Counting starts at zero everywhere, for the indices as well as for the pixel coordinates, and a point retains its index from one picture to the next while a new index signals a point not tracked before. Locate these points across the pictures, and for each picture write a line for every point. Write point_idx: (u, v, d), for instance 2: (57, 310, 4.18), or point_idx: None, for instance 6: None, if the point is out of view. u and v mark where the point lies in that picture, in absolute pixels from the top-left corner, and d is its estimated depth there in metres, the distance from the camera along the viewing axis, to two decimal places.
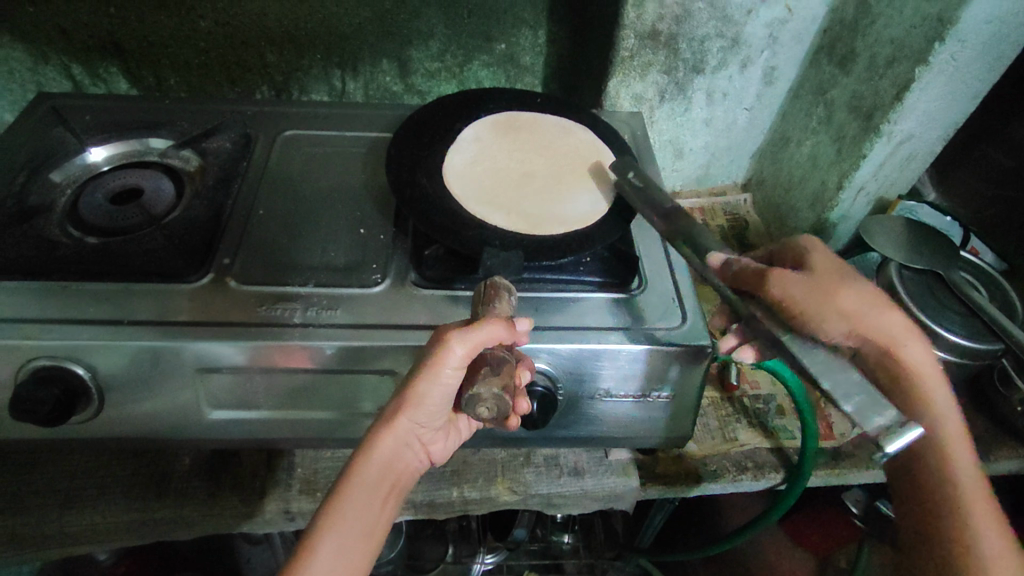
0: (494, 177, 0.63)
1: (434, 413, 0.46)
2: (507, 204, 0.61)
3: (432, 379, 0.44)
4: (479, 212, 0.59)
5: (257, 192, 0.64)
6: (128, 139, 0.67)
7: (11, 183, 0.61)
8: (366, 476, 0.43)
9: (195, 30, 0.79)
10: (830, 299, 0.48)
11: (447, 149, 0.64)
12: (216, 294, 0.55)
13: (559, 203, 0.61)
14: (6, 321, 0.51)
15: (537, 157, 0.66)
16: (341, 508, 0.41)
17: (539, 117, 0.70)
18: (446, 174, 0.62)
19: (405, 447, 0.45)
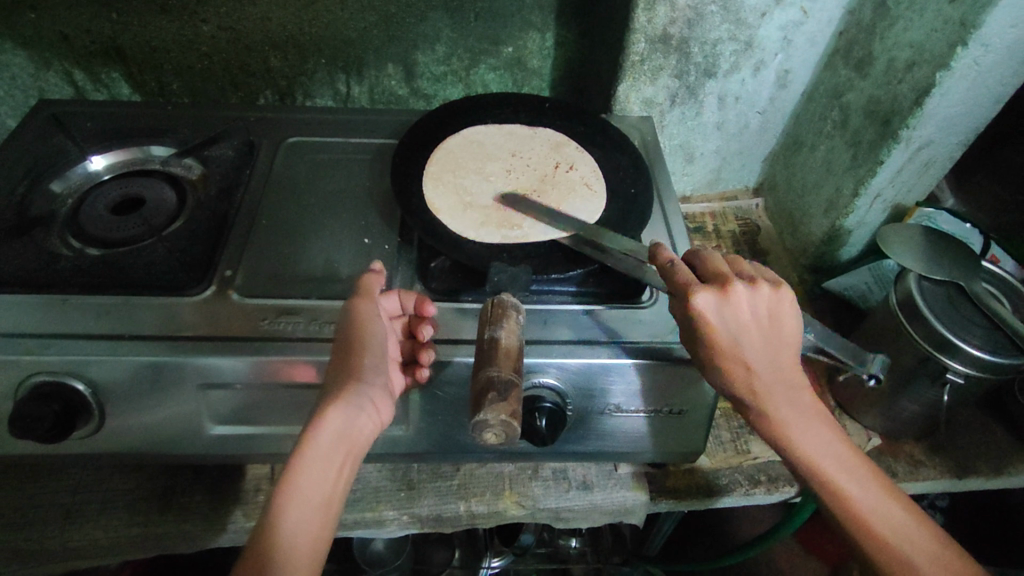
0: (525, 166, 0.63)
1: (376, 368, 0.50)
2: (552, 193, 0.61)
3: (360, 333, 0.49)
4: (519, 213, 0.59)
5: (260, 201, 0.63)
6: (129, 146, 0.65)
7: (12, 194, 0.60)
8: (319, 444, 0.46)
9: (199, 34, 0.77)
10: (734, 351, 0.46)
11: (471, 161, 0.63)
12: (218, 306, 0.54)
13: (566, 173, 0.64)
14: (9, 335, 0.51)
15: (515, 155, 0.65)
16: (297, 476, 0.44)
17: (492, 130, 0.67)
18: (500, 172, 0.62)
19: (355, 414, 0.47)
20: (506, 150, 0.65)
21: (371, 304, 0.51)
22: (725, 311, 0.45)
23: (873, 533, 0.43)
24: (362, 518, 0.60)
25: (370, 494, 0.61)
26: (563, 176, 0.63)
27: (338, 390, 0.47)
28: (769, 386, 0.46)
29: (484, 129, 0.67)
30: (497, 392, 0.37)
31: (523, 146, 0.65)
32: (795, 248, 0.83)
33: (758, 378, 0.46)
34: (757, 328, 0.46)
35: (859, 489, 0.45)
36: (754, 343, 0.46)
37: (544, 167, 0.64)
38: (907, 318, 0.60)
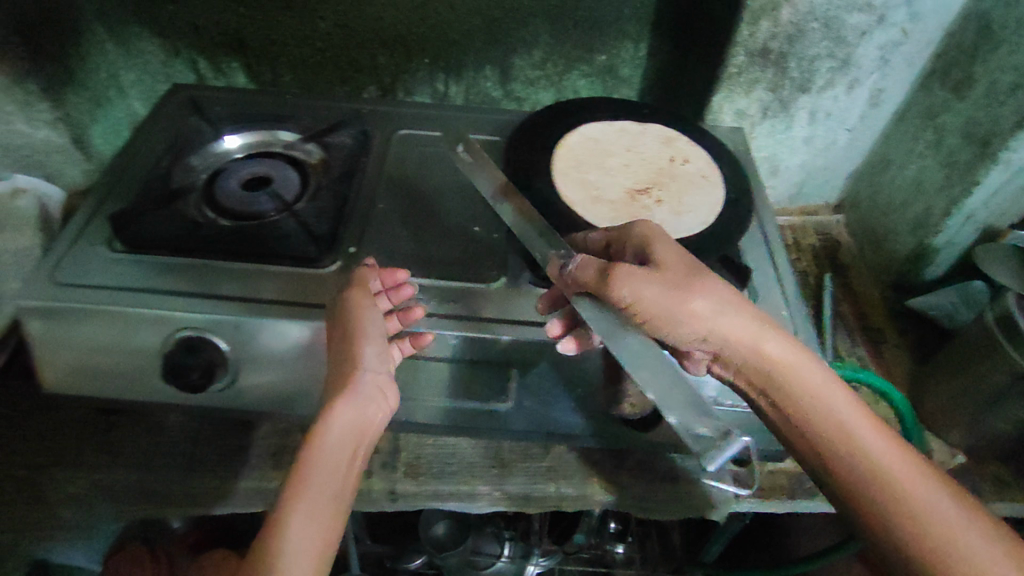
0: (642, 163, 0.66)
1: (379, 355, 0.52)
2: (672, 185, 0.64)
3: (357, 326, 0.51)
4: (645, 209, 0.62)
5: (376, 187, 0.67)
6: (260, 129, 0.70)
7: (157, 167, 0.66)
8: (330, 443, 0.48)
9: (315, 30, 0.83)
10: (684, 294, 0.47)
11: (587, 159, 0.66)
12: (346, 280, 0.58)
13: (682, 166, 0.66)
14: (160, 292, 0.56)
15: (629, 152, 0.67)
16: (306, 474, 0.47)
17: (601, 126, 0.70)
18: (618, 171, 0.65)
19: (362, 406, 0.49)
20: (621, 146, 0.68)
21: (365, 296, 0.53)
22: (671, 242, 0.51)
23: (891, 469, 0.44)
24: (457, 490, 0.63)
25: (463, 469, 0.65)
26: (679, 168, 0.66)
27: (342, 383, 0.50)
28: (753, 321, 0.48)
29: (594, 125, 0.70)
30: None
31: (637, 142, 0.68)
32: (877, 265, 0.84)
33: (737, 309, 0.48)
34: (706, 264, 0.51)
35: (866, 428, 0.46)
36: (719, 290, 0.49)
37: (659, 163, 0.66)
38: (1005, 337, 0.60)
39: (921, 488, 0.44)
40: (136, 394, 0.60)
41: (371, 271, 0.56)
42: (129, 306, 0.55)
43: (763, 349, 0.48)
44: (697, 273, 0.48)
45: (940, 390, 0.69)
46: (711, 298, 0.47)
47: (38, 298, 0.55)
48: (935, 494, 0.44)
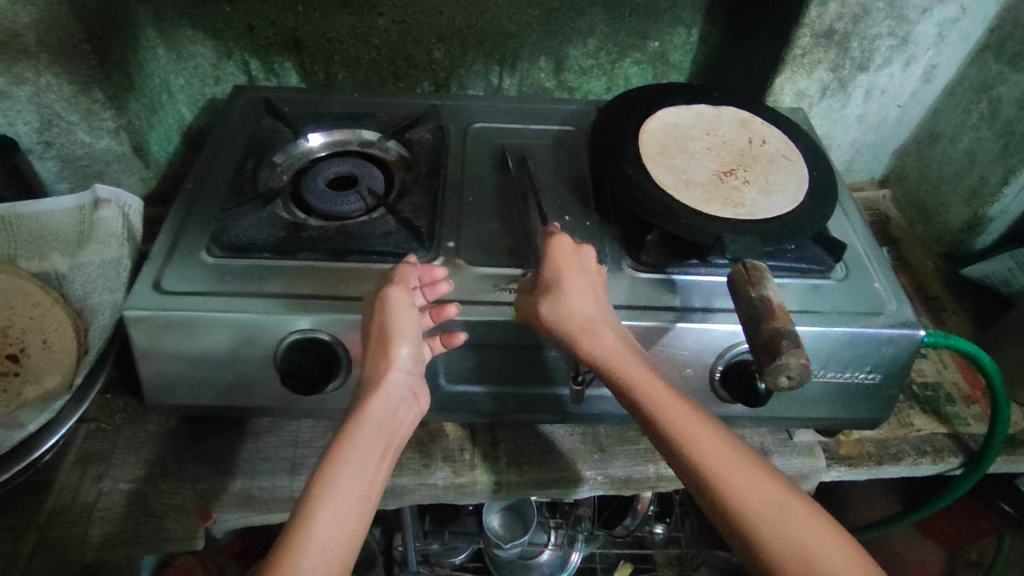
0: (722, 147, 0.68)
1: (412, 359, 0.52)
2: (755, 166, 0.66)
3: (394, 324, 0.51)
4: (736, 189, 0.63)
5: (462, 182, 0.68)
6: (342, 129, 0.70)
7: (242, 169, 0.65)
8: (363, 438, 0.47)
9: (373, 27, 0.83)
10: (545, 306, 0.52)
11: (671, 143, 0.67)
12: (454, 273, 0.58)
13: (760, 148, 0.68)
14: (267, 295, 0.55)
15: (707, 137, 0.69)
16: (334, 472, 0.45)
17: (677, 112, 0.71)
18: (702, 154, 0.67)
19: (394, 405, 0.50)
20: (699, 130, 0.69)
21: (406, 292, 0.52)
22: (574, 258, 0.54)
23: (738, 485, 0.44)
24: (562, 476, 0.64)
25: (564, 454, 0.65)
26: (759, 150, 0.68)
27: (375, 383, 0.51)
28: (600, 328, 0.51)
29: (670, 111, 0.71)
30: (792, 338, 0.42)
31: (713, 126, 0.70)
32: (928, 237, 0.86)
33: (589, 316, 0.52)
34: (596, 275, 0.55)
35: (695, 423, 0.47)
36: (575, 305, 0.52)
37: (739, 146, 0.68)
38: None
39: (743, 481, 0.45)
40: (247, 399, 0.58)
41: (428, 267, 0.55)
42: (246, 312, 0.53)
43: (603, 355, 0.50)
44: (565, 286, 0.53)
45: (1011, 352, 0.71)
46: (565, 306, 0.52)
47: (147, 306, 0.53)
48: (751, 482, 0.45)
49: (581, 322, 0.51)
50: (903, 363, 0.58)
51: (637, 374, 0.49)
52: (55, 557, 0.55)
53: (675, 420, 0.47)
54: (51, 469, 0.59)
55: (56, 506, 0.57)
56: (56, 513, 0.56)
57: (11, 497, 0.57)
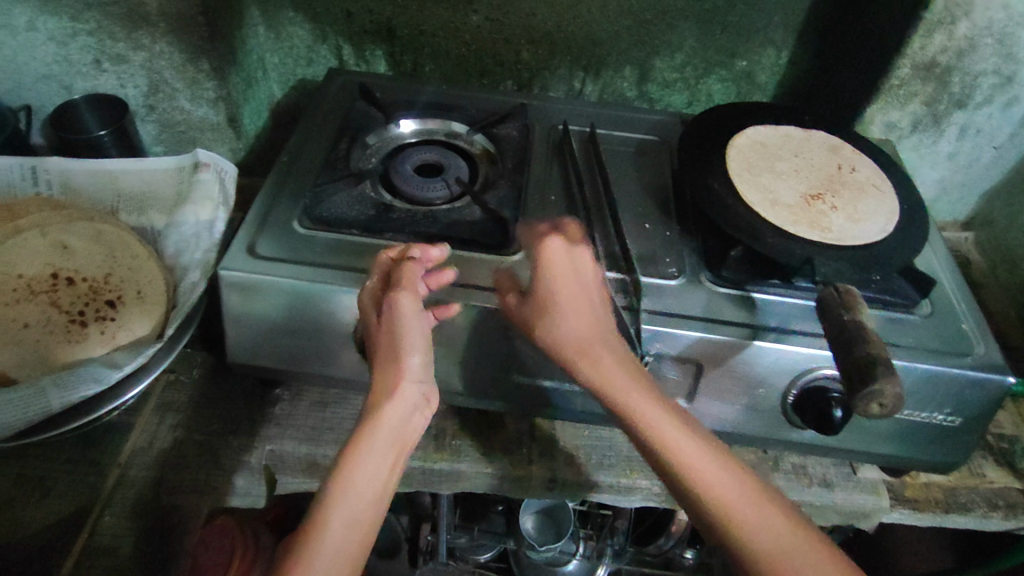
0: (811, 170, 0.67)
1: (423, 366, 0.49)
2: (845, 192, 0.65)
3: (404, 334, 0.48)
4: (824, 214, 0.62)
5: (545, 180, 0.68)
6: (433, 119, 0.72)
7: (336, 148, 0.68)
8: (374, 448, 0.46)
9: (466, 23, 0.85)
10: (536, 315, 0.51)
11: (759, 161, 0.67)
12: (532, 267, 0.58)
13: (851, 176, 0.67)
14: (352, 269, 0.56)
15: (796, 159, 0.68)
16: (347, 485, 0.44)
17: (766, 132, 0.71)
18: (790, 175, 0.66)
19: (408, 415, 0.48)
20: (788, 152, 0.69)
21: (415, 300, 0.49)
22: (569, 268, 0.51)
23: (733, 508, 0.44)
24: (617, 481, 0.64)
25: (620, 460, 0.65)
26: (849, 177, 0.67)
27: (390, 390, 0.48)
28: (596, 349, 0.49)
29: (758, 129, 0.71)
30: (891, 367, 0.41)
31: (802, 149, 0.70)
32: (1012, 285, 0.83)
33: (587, 338, 0.50)
34: (596, 287, 0.52)
35: (697, 451, 0.46)
36: (566, 315, 0.50)
37: (829, 172, 0.67)
38: None
39: (743, 509, 0.44)
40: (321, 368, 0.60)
41: (419, 267, 0.52)
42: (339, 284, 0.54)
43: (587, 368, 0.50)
44: (557, 302, 0.50)
45: None
46: (558, 329, 0.50)
47: (241, 268, 0.55)
48: (753, 511, 0.44)
49: (573, 333, 0.50)
50: (987, 409, 0.56)
51: (624, 393, 0.48)
52: (135, 495, 0.57)
53: (675, 448, 0.46)
54: (133, 412, 0.61)
55: (133, 446, 0.59)
56: (137, 453, 0.59)
57: (98, 433, 0.60)
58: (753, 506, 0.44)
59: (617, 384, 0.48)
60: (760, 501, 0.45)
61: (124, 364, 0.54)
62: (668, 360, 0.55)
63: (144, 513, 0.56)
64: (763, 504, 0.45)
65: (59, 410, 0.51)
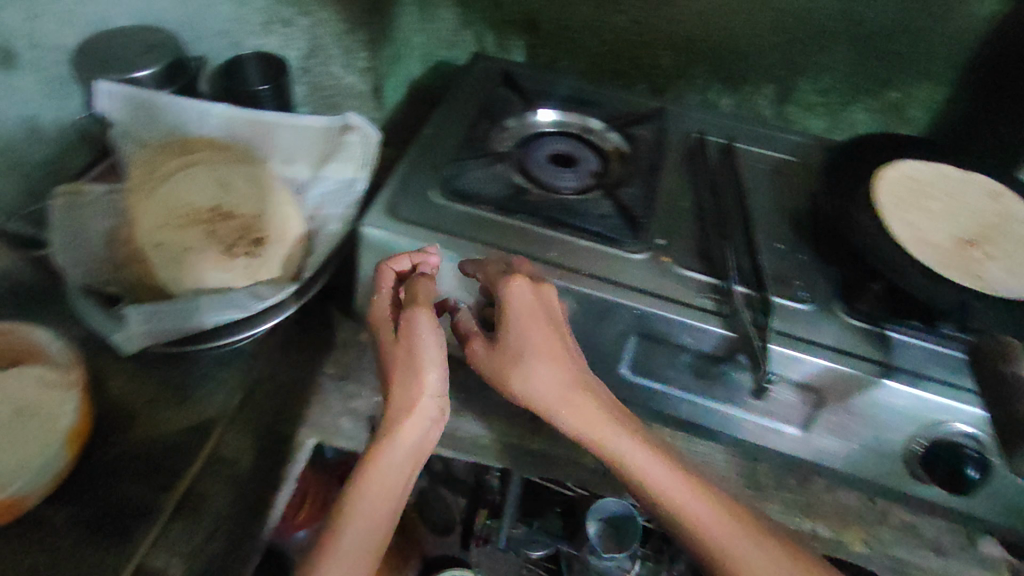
0: (968, 214, 0.63)
1: (438, 383, 0.52)
2: (1004, 241, 0.60)
3: (421, 350, 0.51)
4: (980, 260, 0.58)
5: (677, 185, 0.67)
6: (571, 113, 0.73)
7: (476, 127, 0.70)
8: (388, 461, 0.49)
9: (611, 23, 0.85)
10: (508, 363, 0.52)
11: (911, 196, 0.63)
12: (659, 268, 0.58)
13: (1013, 226, 0.62)
14: (483, 242, 0.57)
15: (951, 200, 0.64)
16: (359, 496, 0.47)
17: (919, 168, 0.67)
18: (944, 216, 0.62)
19: (425, 428, 0.51)
20: (943, 192, 0.65)
21: (429, 316, 0.53)
22: (536, 306, 0.52)
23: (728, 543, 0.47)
24: None
25: None
26: (1010, 227, 0.62)
27: (406, 407, 0.50)
28: (572, 396, 0.51)
29: (910, 163, 0.67)
30: None
31: (959, 190, 0.65)
32: None
33: (558, 386, 0.51)
34: (560, 326, 0.53)
35: (680, 491, 0.49)
36: (537, 364, 0.51)
37: (988, 219, 0.63)
38: None
39: (737, 544, 0.47)
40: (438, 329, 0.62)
41: (425, 280, 0.55)
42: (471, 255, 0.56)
43: (562, 417, 0.51)
44: (528, 349, 0.51)
45: None
46: (534, 375, 0.51)
47: (382, 226, 0.58)
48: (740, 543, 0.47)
49: (548, 383, 0.51)
50: None
51: (601, 441, 0.50)
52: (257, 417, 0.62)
53: (659, 491, 0.49)
54: (260, 344, 0.66)
55: (258, 375, 0.64)
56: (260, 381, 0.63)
57: (228, 356, 0.65)
58: (745, 537, 0.47)
59: (594, 431, 0.50)
60: (749, 529, 0.48)
61: (263, 296, 0.60)
62: (789, 383, 0.53)
63: (263, 436, 0.61)
64: (749, 533, 0.47)
65: (210, 327, 0.59)
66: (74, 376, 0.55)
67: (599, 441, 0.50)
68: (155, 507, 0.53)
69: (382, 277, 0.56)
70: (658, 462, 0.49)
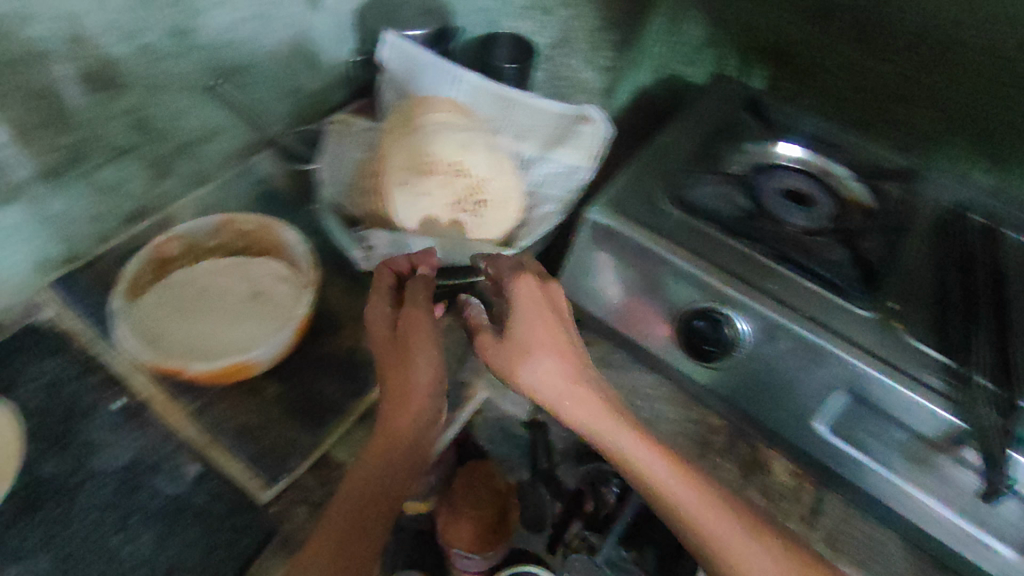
0: None
1: (433, 378, 0.53)
2: None
3: (417, 342, 0.53)
4: None
5: (920, 251, 0.61)
6: (815, 152, 0.71)
7: (711, 145, 0.69)
8: (380, 458, 0.50)
9: (872, 69, 0.80)
10: (512, 361, 0.53)
11: None
12: (886, 331, 0.53)
13: None
14: (702, 254, 0.57)
15: None
16: (352, 494, 0.48)
17: None
18: None
19: (424, 426, 0.51)
20: None
21: (427, 313, 0.55)
22: (539, 299, 0.55)
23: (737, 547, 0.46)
24: None
25: None
26: None
27: (399, 408, 0.51)
28: (575, 392, 0.51)
29: None
30: None
31: None
32: None
33: (563, 377, 0.51)
34: (564, 323, 0.55)
35: (701, 508, 0.47)
36: (537, 358, 0.52)
37: None
38: None
39: (743, 548, 0.46)
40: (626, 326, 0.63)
41: (426, 283, 0.58)
42: (690, 266, 0.56)
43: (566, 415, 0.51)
44: (530, 345, 0.53)
45: None
46: (539, 369, 0.52)
47: (608, 214, 0.60)
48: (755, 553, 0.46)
49: (547, 382, 0.51)
50: None
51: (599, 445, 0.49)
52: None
53: (666, 488, 0.48)
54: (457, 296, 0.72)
55: (444, 327, 0.72)
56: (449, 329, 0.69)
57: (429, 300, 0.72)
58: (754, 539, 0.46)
59: (597, 435, 0.50)
60: (758, 536, 0.47)
61: (481, 251, 0.67)
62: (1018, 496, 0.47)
63: None
64: (755, 535, 0.47)
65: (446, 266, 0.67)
66: (309, 279, 0.66)
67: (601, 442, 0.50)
68: (345, 407, 0.61)
69: (381, 276, 0.59)
70: (665, 461, 0.48)
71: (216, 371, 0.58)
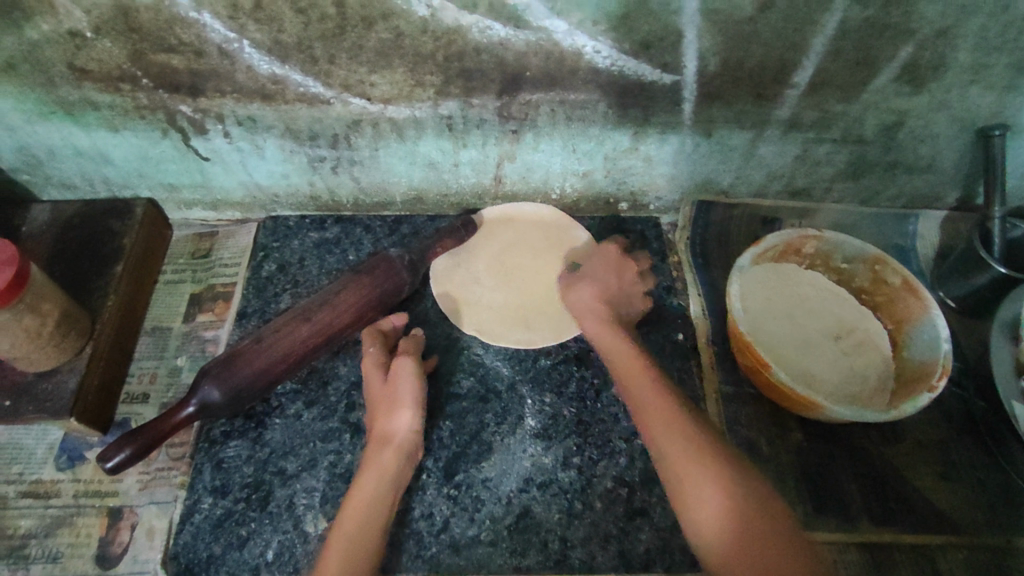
0: None
1: (410, 416, 0.55)
2: None
3: (401, 394, 0.56)
4: None
5: None
6: None
7: None
8: (365, 477, 0.51)
9: None
10: (570, 288, 0.63)
11: None
12: None
13: None
14: None
15: None
16: (348, 508, 0.49)
17: None
18: None
19: (406, 454, 0.53)
20: None
21: (408, 365, 0.58)
22: (610, 257, 0.65)
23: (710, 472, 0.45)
24: None
25: None
26: None
27: (382, 436, 0.54)
28: (596, 311, 0.60)
29: None
30: None
31: None
32: None
33: (593, 300, 0.60)
34: (624, 273, 0.64)
35: (676, 431, 0.47)
36: (582, 287, 0.62)
37: None
38: None
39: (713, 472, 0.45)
40: None
41: (412, 341, 0.62)
42: None
43: (594, 336, 0.58)
44: (593, 276, 0.63)
45: None
46: (580, 292, 0.62)
47: None
48: (747, 482, 0.44)
49: (586, 299, 0.61)
50: None
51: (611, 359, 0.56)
52: (989, 566, 0.56)
53: (649, 413, 0.50)
54: None
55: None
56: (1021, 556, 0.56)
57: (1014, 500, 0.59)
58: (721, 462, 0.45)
59: (616, 354, 0.56)
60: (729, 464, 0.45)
61: None
62: None
63: None
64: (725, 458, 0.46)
65: None
66: (938, 381, 0.57)
67: (615, 357, 0.55)
68: (857, 524, 0.57)
69: (365, 343, 0.61)
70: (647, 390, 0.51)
71: (791, 390, 0.56)
